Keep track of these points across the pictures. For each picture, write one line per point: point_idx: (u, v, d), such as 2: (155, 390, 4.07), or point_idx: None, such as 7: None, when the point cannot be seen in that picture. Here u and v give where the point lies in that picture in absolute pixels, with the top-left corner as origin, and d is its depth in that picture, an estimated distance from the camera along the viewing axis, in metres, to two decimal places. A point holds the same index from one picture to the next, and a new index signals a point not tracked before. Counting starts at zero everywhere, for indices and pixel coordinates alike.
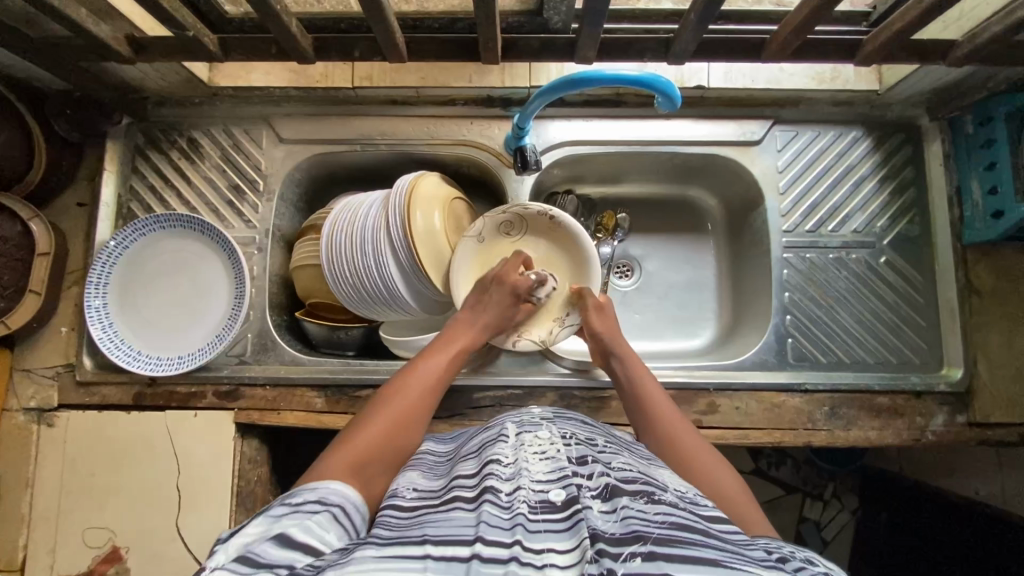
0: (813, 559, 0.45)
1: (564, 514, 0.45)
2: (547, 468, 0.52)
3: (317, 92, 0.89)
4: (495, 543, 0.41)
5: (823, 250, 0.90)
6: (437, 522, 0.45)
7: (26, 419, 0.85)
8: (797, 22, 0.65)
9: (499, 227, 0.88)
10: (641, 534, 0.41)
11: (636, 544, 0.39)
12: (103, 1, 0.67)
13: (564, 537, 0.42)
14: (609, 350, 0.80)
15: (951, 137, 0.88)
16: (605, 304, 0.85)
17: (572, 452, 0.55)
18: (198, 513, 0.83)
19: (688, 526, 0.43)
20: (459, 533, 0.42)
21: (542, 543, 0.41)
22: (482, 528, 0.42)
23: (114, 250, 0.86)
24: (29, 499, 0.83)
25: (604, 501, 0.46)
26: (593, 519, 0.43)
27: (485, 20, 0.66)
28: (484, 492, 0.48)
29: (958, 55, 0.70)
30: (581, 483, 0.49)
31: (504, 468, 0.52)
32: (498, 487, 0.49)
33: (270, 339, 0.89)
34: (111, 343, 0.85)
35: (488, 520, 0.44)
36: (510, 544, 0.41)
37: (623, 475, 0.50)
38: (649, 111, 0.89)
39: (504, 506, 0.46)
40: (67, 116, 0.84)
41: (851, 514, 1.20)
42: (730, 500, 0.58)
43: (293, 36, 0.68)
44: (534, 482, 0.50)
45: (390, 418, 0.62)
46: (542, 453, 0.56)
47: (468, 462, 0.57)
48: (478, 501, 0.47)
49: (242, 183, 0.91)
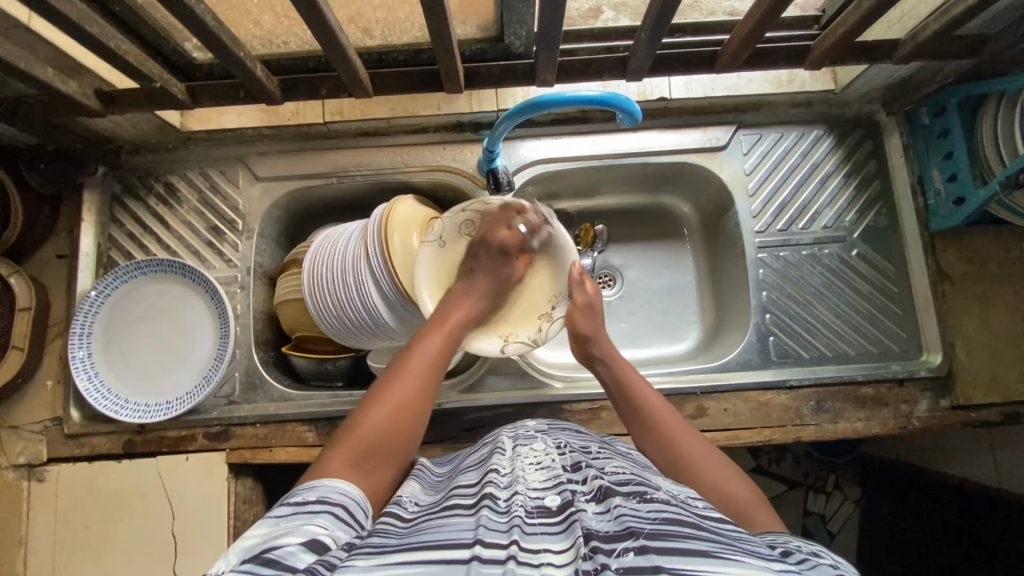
0: (819, 552, 0.47)
1: (559, 517, 0.45)
2: (543, 476, 0.53)
3: (290, 129, 0.91)
4: (490, 544, 0.41)
5: (796, 248, 0.92)
6: (436, 527, 0.45)
7: (16, 476, 0.84)
8: (745, 33, 0.68)
9: (460, 228, 0.84)
10: (635, 529, 0.41)
11: (628, 540, 0.40)
12: (69, 59, 0.69)
13: (559, 539, 0.43)
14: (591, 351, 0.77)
15: (908, 130, 0.91)
16: (593, 299, 0.81)
17: (566, 460, 0.56)
18: (195, 557, 0.82)
19: (680, 520, 0.43)
20: (458, 537, 0.43)
21: (538, 544, 0.42)
22: (482, 532, 0.43)
23: (97, 299, 0.86)
24: (23, 558, 0.82)
25: (598, 502, 0.46)
26: (588, 519, 0.44)
27: (445, 51, 0.68)
28: (483, 498, 0.49)
29: (903, 53, 0.73)
30: (576, 489, 0.49)
31: (502, 477, 0.53)
32: (496, 493, 0.49)
33: (258, 376, 0.89)
34: (97, 393, 0.85)
35: (484, 524, 0.44)
36: (507, 544, 0.41)
37: (616, 478, 0.51)
38: (616, 125, 0.91)
39: (501, 511, 0.46)
40: (41, 170, 0.85)
41: (856, 505, 1.20)
42: (736, 500, 0.57)
43: (259, 79, 0.69)
44: (530, 488, 0.51)
45: (391, 413, 0.59)
46: (538, 463, 0.57)
47: (469, 472, 0.58)
48: (478, 507, 0.47)
49: (220, 224, 0.92)
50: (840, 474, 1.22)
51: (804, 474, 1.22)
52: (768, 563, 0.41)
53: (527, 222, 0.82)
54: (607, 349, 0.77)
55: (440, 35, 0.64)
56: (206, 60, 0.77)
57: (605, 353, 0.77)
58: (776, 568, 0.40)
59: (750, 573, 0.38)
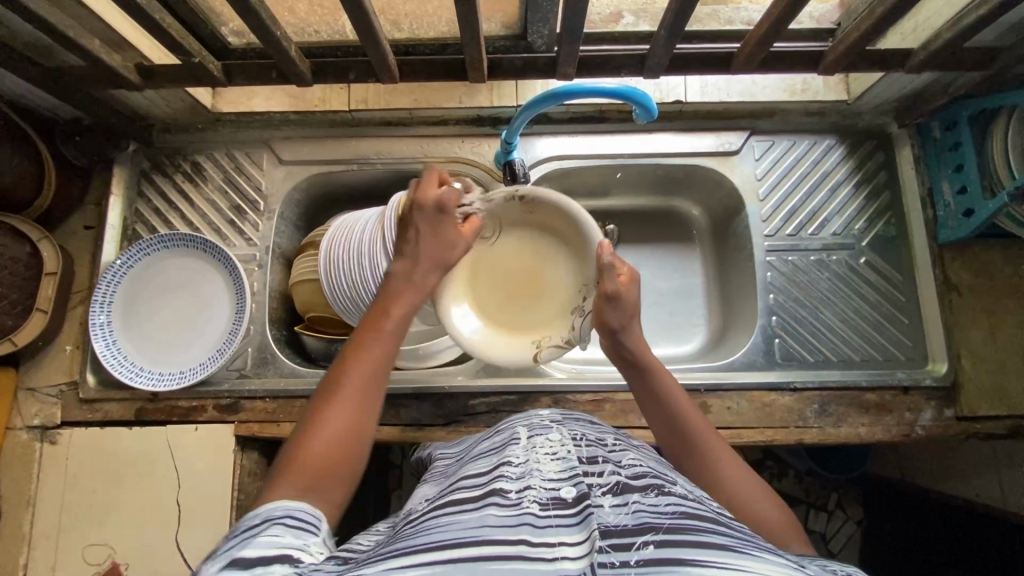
0: (853, 573, 0.44)
1: (574, 508, 0.44)
2: (559, 467, 0.51)
3: (316, 116, 0.94)
4: (501, 541, 0.40)
5: (804, 253, 0.93)
6: (443, 523, 0.44)
7: (29, 437, 0.86)
8: (760, 35, 0.70)
9: None
10: (653, 524, 0.41)
11: (649, 534, 0.40)
12: (114, 33, 0.72)
13: (574, 531, 0.41)
14: (626, 352, 0.70)
15: (920, 142, 0.92)
16: (623, 288, 0.71)
17: (583, 453, 0.54)
18: (197, 525, 0.83)
19: (697, 515, 0.43)
20: (467, 534, 0.41)
21: (553, 537, 0.41)
22: (492, 528, 0.42)
23: (121, 267, 0.89)
24: (30, 518, 0.84)
25: (615, 495, 0.46)
26: (604, 513, 0.43)
27: (470, 41, 0.70)
28: (491, 493, 0.47)
29: (915, 62, 0.75)
30: (592, 481, 0.48)
31: (514, 469, 0.52)
32: (506, 487, 0.48)
33: (271, 352, 0.91)
34: (113, 359, 0.87)
35: (494, 520, 0.43)
36: (516, 542, 0.40)
37: (633, 472, 0.50)
38: (632, 126, 0.94)
39: (511, 504, 0.45)
40: (76, 141, 0.89)
41: (857, 525, 1.21)
42: (767, 519, 0.56)
43: (292, 60, 0.72)
44: (546, 481, 0.49)
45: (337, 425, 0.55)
46: (553, 453, 0.54)
47: (481, 461, 0.57)
48: (486, 502, 0.46)
49: (243, 204, 0.95)
50: (843, 494, 1.23)
51: (805, 490, 1.21)
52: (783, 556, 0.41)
53: (457, 181, 0.75)
54: (643, 350, 0.70)
55: (468, 25, 0.67)
56: (242, 44, 0.80)
57: (639, 352, 0.70)
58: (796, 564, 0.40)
59: (772, 569, 0.38)
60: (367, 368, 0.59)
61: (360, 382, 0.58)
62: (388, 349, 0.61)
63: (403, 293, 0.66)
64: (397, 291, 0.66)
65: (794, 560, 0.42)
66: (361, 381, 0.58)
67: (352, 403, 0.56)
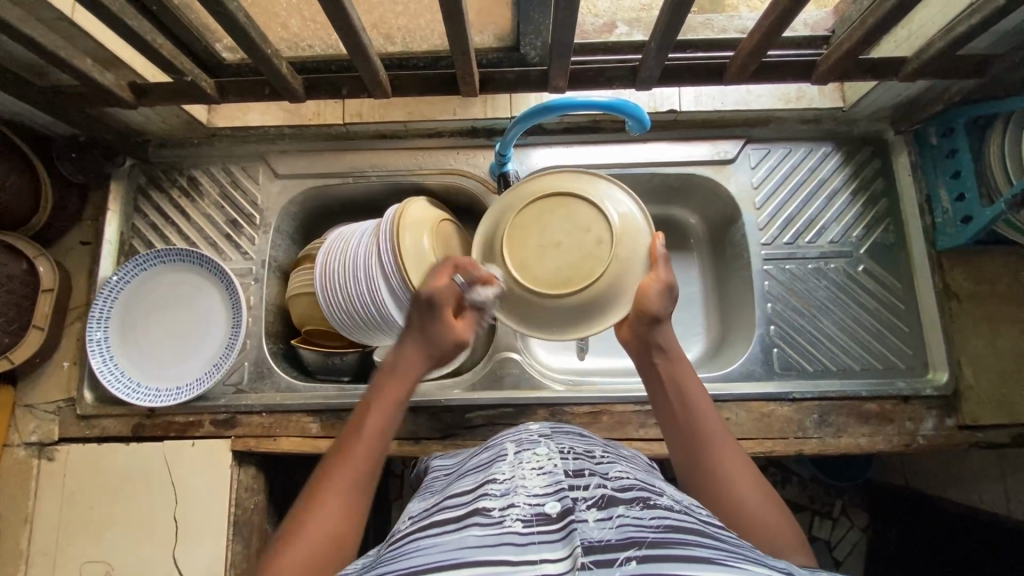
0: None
1: (558, 524, 0.43)
2: (544, 482, 0.51)
3: (311, 130, 0.95)
4: (484, 562, 0.40)
5: (801, 261, 0.93)
6: (423, 547, 0.44)
7: (27, 454, 0.86)
8: (751, 46, 0.70)
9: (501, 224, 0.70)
10: (636, 539, 0.40)
11: (631, 549, 0.39)
12: (107, 52, 0.73)
13: (557, 547, 0.41)
14: (650, 337, 0.67)
15: (917, 149, 0.91)
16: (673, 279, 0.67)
17: (569, 466, 0.54)
18: (194, 541, 0.83)
19: (683, 528, 0.43)
20: (447, 557, 0.41)
21: (536, 554, 0.40)
22: (472, 549, 0.41)
23: (116, 284, 0.89)
24: (28, 535, 0.84)
25: (599, 509, 0.45)
26: (588, 529, 0.42)
27: (461, 56, 0.70)
28: (474, 514, 0.47)
29: (908, 70, 0.75)
30: (577, 496, 0.47)
31: (499, 487, 0.51)
32: (489, 506, 0.48)
33: (267, 367, 0.91)
34: (110, 375, 0.87)
35: (475, 541, 0.43)
36: (499, 561, 0.40)
37: (619, 485, 0.50)
38: (627, 136, 0.94)
39: (493, 523, 0.45)
40: (73, 158, 0.90)
41: (862, 532, 1.18)
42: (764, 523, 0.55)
43: (284, 78, 0.73)
44: (530, 497, 0.48)
45: (330, 528, 0.52)
46: (540, 468, 0.54)
47: (467, 479, 0.57)
48: (469, 522, 0.46)
49: (239, 218, 0.95)
50: (848, 500, 1.20)
51: (810, 498, 1.19)
52: (771, 567, 0.40)
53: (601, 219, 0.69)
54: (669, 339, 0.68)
55: (458, 41, 0.67)
56: (236, 60, 0.81)
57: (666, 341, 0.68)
58: (780, 575, 0.39)
59: None
60: (361, 465, 0.57)
61: (354, 483, 0.56)
62: (382, 446, 0.60)
63: (398, 384, 0.65)
64: (386, 384, 0.65)
65: (780, 566, 0.41)
66: (355, 471, 0.57)
67: (342, 501, 0.54)
